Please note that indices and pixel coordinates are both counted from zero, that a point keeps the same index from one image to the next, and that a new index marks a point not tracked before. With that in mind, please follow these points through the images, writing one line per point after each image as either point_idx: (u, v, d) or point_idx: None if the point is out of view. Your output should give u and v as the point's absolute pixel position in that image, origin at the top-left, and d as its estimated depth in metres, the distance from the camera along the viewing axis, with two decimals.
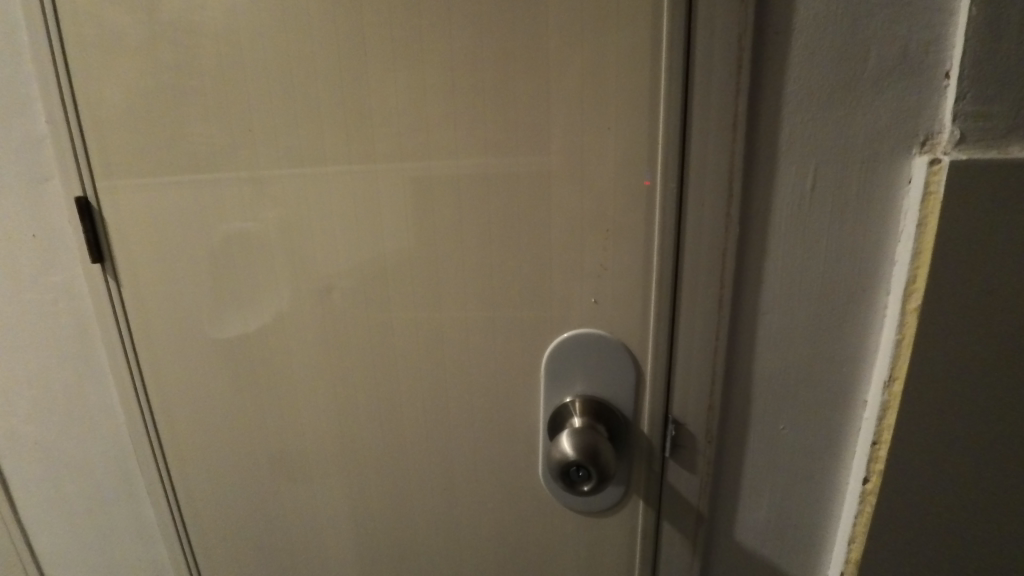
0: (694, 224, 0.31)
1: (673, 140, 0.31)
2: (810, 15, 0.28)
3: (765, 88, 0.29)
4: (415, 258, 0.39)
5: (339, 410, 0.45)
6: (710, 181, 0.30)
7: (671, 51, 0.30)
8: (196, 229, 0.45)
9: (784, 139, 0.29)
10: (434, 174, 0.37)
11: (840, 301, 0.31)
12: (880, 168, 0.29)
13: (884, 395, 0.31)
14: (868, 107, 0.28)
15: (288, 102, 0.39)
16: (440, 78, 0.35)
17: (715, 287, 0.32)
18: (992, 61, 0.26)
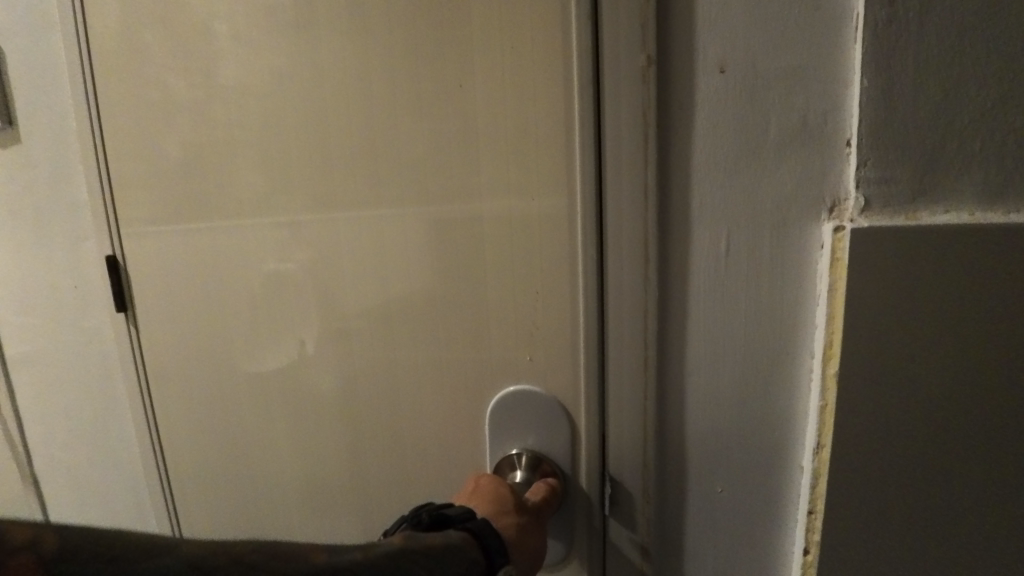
0: (614, 287, 0.33)
1: (591, 208, 0.33)
2: (710, 91, 0.29)
3: (673, 159, 0.30)
4: (374, 312, 0.42)
5: (312, 452, 0.48)
6: (627, 246, 0.32)
7: (583, 127, 0.32)
8: (194, 282, 0.50)
9: (695, 206, 0.30)
10: (387, 236, 0.40)
11: (764, 365, 0.31)
12: (792, 233, 0.29)
13: (814, 461, 0.30)
14: (773, 175, 0.29)
15: (269, 173, 0.44)
16: (390, 151, 0.39)
17: (639, 346, 0.33)
18: (891, 127, 0.26)
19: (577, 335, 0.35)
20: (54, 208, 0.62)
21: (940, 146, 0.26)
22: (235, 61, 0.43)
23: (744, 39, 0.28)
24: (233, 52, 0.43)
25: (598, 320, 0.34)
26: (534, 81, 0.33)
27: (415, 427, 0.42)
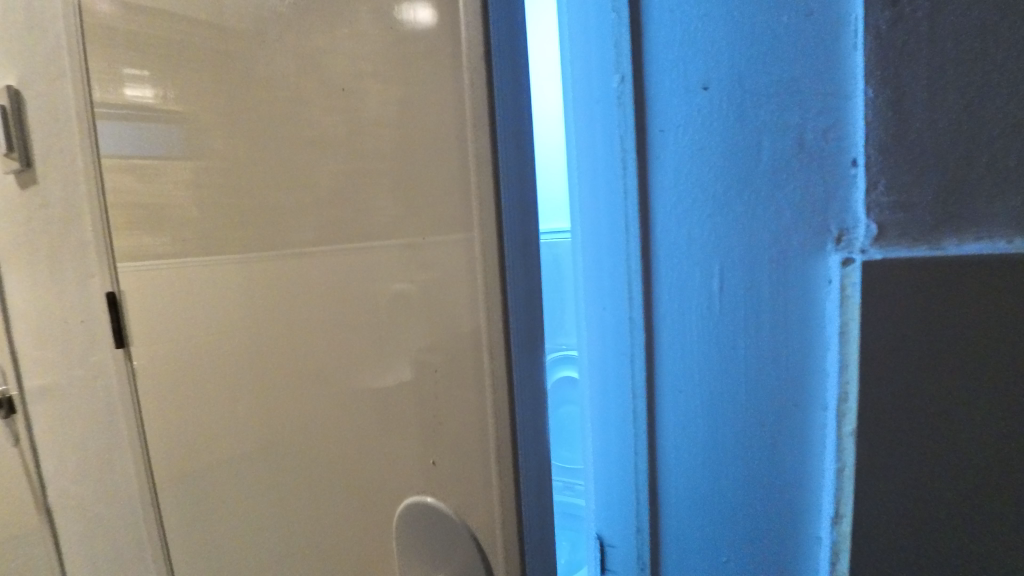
0: (598, 328, 0.31)
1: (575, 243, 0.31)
2: (691, 112, 0.26)
3: (654, 188, 0.28)
4: (289, 388, 0.37)
5: (255, 517, 0.42)
6: (608, 284, 0.30)
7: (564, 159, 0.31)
8: (160, 323, 0.48)
9: (681, 239, 0.27)
10: (297, 305, 0.35)
11: (769, 420, 0.27)
12: (794, 267, 0.25)
13: (835, 532, 0.25)
14: (768, 201, 0.25)
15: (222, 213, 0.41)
16: (296, 207, 0.34)
17: (626, 392, 0.30)
18: (903, 143, 0.22)
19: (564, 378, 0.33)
20: (67, 245, 0.64)
21: (964, 161, 0.21)
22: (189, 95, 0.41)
23: (727, 50, 0.25)
24: (182, 83, 0.41)
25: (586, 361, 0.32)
26: (441, 110, 0.27)
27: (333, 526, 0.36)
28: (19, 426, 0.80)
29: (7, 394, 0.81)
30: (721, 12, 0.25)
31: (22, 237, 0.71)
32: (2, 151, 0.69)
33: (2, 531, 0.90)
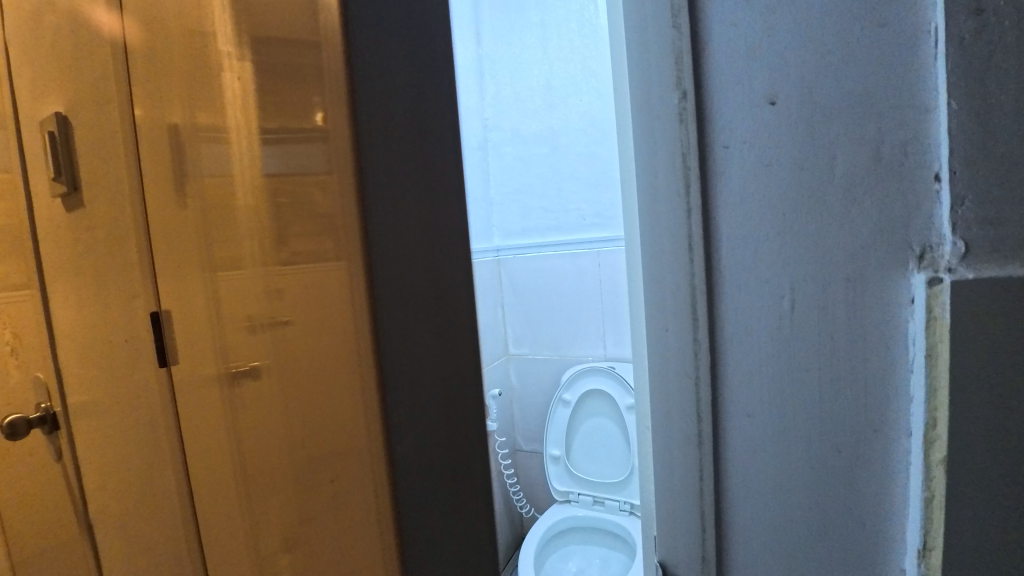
0: (659, 350, 0.29)
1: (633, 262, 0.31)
2: (757, 125, 0.25)
3: (719, 204, 0.27)
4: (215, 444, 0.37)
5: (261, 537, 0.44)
6: (670, 304, 0.28)
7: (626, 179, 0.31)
8: None
9: (749, 256, 0.26)
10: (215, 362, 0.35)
11: (847, 446, 0.25)
12: (871, 286, 0.24)
13: (921, 564, 0.24)
14: (841, 217, 0.24)
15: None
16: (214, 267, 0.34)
17: (688, 420, 0.29)
18: (991, 154, 0.20)
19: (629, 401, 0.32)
20: (110, 266, 0.65)
21: None
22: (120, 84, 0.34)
23: (795, 61, 0.24)
24: None
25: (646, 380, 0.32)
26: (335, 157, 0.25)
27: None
28: (63, 442, 0.82)
29: (52, 411, 0.83)
30: (789, 21, 0.24)
31: (67, 258, 0.73)
32: (49, 176, 0.71)
33: (44, 545, 0.92)
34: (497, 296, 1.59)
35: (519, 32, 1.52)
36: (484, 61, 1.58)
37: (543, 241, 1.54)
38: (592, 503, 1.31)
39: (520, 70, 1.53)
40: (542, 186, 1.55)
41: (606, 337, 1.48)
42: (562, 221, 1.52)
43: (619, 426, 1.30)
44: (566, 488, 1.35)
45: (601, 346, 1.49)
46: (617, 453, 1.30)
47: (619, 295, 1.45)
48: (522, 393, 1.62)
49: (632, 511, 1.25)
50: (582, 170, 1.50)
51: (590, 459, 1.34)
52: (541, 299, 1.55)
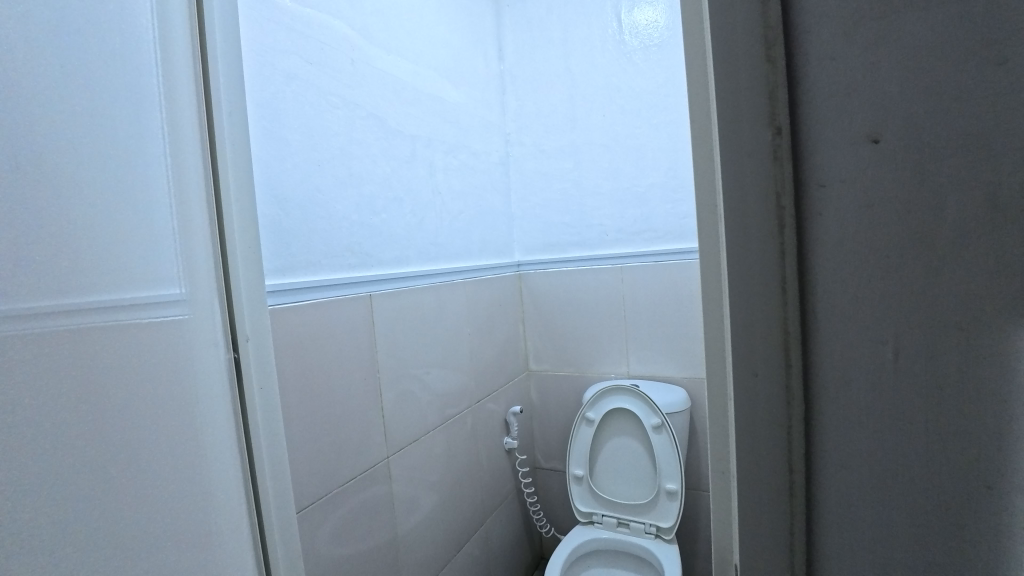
0: (745, 396, 0.27)
1: (713, 306, 0.29)
2: (861, 164, 0.24)
3: (817, 245, 0.25)
4: None
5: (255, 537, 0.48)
6: (759, 348, 0.26)
7: (703, 219, 0.29)
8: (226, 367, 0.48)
9: (850, 300, 0.25)
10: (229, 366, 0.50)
11: (955, 508, 0.23)
12: (983, 334, 0.23)
13: None
14: (952, 261, 0.23)
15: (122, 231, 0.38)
16: None
17: (781, 479, 0.26)
18: None
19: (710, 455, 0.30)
20: None
21: None
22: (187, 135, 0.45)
23: (902, 98, 0.23)
24: None
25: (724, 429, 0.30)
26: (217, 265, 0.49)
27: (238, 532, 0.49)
28: None
29: None
30: (898, 58, 0.23)
31: None
32: None
33: None
34: (517, 312, 1.58)
35: (542, 48, 1.53)
36: (505, 77, 1.59)
37: (564, 257, 1.54)
38: (616, 525, 1.29)
39: (543, 87, 1.54)
40: (564, 202, 1.54)
41: (629, 354, 1.46)
42: (584, 238, 1.52)
43: (644, 447, 1.29)
44: (589, 509, 1.33)
45: (623, 363, 1.47)
46: (642, 474, 1.28)
47: (642, 312, 1.43)
48: (542, 409, 1.60)
49: (657, 535, 1.23)
50: (605, 188, 1.49)
51: (614, 480, 1.32)
52: (562, 314, 1.54)
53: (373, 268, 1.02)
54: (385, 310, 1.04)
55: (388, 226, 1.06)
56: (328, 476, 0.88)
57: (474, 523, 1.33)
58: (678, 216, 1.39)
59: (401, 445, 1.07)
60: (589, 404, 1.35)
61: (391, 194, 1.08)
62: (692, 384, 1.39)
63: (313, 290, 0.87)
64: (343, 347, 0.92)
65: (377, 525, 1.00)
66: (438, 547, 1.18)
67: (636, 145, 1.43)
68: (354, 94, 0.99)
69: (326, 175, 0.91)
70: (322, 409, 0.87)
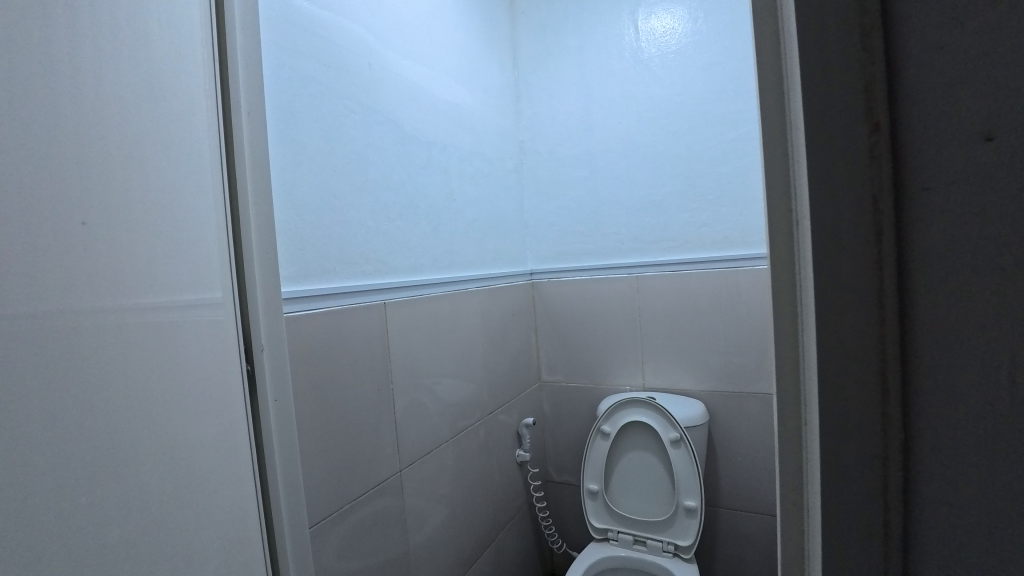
0: (830, 422, 0.23)
1: (789, 327, 0.26)
2: (972, 131, 0.18)
3: (922, 242, 0.20)
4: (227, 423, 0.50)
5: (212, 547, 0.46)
6: (848, 366, 0.22)
7: (774, 229, 0.26)
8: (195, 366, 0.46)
9: (961, 313, 0.19)
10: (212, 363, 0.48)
11: None
12: None
13: None
14: None
15: (161, 247, 0.43)
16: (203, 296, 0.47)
17: (873, 552, 0.21)
18: None
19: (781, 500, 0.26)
20: None
21: None
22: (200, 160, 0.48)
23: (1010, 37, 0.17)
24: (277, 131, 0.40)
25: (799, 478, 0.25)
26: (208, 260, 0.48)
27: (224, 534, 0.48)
28: None
29: None
30: None
31: None
32: None
33: None
34: (531, 322, 1.56)
35: (558, 55, 1.52)
36: (520, 85, 1.58)
37: (579, 265, 1.51)
38: (633, 542, 1.25)
39: (557, 94, 1.53)
40: (579, 210, 1.52)
41: (645, 365, 1.43)
42: (599, 246, 1.50)
43: (662, 461, 1.25)
44: (605, 525, 1.29)
45: (639, 374, 1.44)
46: (660, 490, 1.25)
47: (659, 323, 1.40)
48: (554, 421, 1.57)
49: (676, 553, 1.19)
50: (620, 195, 1.46)
51: (631, 495, 1.28)
52: (576, 324, 1.52)
53: (387, 276, 1.00)
54: (400, 319, 1.02)
55: (403, 233, 1.04)
56: (341, 489, 0.85)
57: (486, 538, 1.29)
58: (696, 225, 1.37)
59: (414, 457, 1.05)
60: (605, 416, 1.32)
61: (407, 200, 1.06)
62: (711, 397, 1.36)
63: (327, 297, 0.84)
64: (358, 357, 0.90)
65: (390, 540, 0.97)
66: (450, 563, 1.15)
67: (653, 153, 1.41)
68: (370, 99, 0.97)
69: (342, 181, 0.89)
70: (336, 420, 0.84)
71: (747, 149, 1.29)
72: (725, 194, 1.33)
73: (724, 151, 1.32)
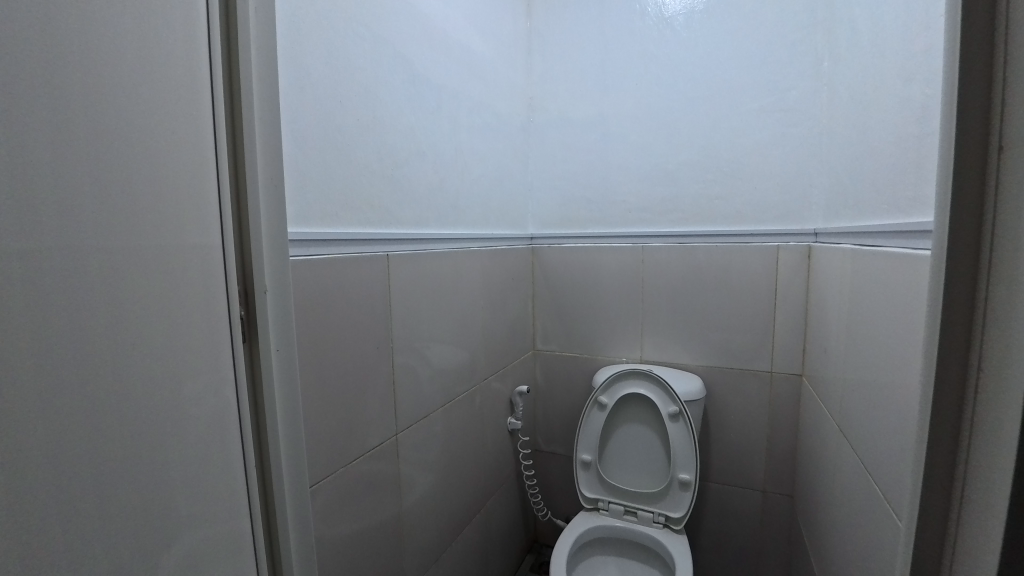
0: (998, 349, 0.24)
1: (965, 299, 0.25)
2: None
3: None
4: (196, 372, 0.43)
5: (166, 512, 0.40)
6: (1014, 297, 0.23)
7: (965, 194, 0.25)
8: (150, 300, 0.38)
9: None
10: (183, 298, 0.41)
11: None
12: None
13: None
14: None
15: (132, 183, 0.37)
16: (167, 220, 0.40)
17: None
18: None
19: (930, 463, 0.27)
20: None
21: None
22: (191, 84, 0.42)
23: None
24: None
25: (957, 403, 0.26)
26: (177, 178, 0.41)
27: (191, 499, 0.42)
28: None
29: None
30: None
31: None
32: None
33: None
34: (529, 288, 1.51)
35: (576, 6, 1.42)
36: (533, 37, 1.49)
37: (582, 233, 1.46)
38: (623, 513, 1.24)
39: (571, 50, 1.44)
40: (586, 175, 1.46)
41: (644, 338, 1.40)
42: (604, 214, 1.44)
43: (658, 435, 1.24)
44: (594, 495, 1.28)
45: (638, 348, 1.41)
46: (654, 463, 1.24)
47: (662, 296, 1.37)
48: (547, 389, 1.54)
49: (666, 524, 1.20)
50: (630, 161, 1.40)
51: (623, 467, 1.27)
52: (576, 293, 1.47)
53: (391, 228, 0.92)
54: (403, 275, 0.95)
55: (408, 182, 0.96)
56: (338, 452, 0.81)
57: (475, 505, 1.27)
58: (707, 198, 1.32)
59: (410, 421, 1.00)
60: (602, 387, 1.29)
61: (413, 146, 0.97)
62: (707, 373, 1.35)
63: (330, 246, 0.77)
64: (359, 312, 0.83)
65: (383, 506, 0.93)
66: (441, 529, 1.13)
67: (670, 119, 1.34)
68: (381, 29, 0.87)
69: (348, 118, 0.80)
70: (332, 378, 0.78)
71: (769, 120, 1.24)
72: (741, 167, 1.28)
73: (744, 122, 1.27)
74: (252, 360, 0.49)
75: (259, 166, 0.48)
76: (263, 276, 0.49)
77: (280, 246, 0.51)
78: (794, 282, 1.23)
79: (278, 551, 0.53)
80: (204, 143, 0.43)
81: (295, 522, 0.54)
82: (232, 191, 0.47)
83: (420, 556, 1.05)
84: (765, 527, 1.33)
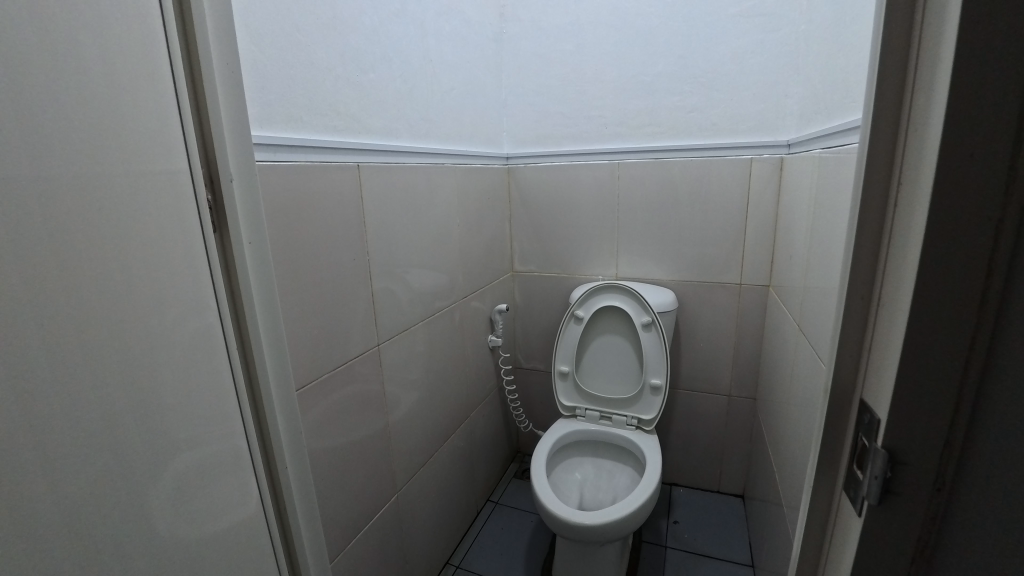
0: (910, 149, 0.29)
1: (885, 150, 0.31)
2: None
3: None
4: (170, 260, 0.44)
5: (150, 392, 0.42)
6: (921, 101, 0.28)
7: (892, 56, 0.29)
8: (111, 185, 0.38)
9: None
10: (144, 186, 0.41)
11: None
12: None
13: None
14: None
15: (75, 62, 0.36)
16: (117, 105, 0.39)
17: (968, 325, 0.29)
18: None
19: (850, 291, 0.34)
20: None
21: None
22: None
23: None
24: None
25: (882, 203, 0.31)
26: (126, 58, 0.39)
27: (176, 381, 0.45)
28: None
29: None
30: None
31: None
32: None
33: None
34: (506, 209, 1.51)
35: None
36: None
37: (558, 150, 1.44)
38: (599, 418, 1.33)
39: None
40: (561, 89, 1.42)
41: (620, 255, 1.43)
42: (580, 130, 1.42)
43: (631, 344, 1.30)
44: (572, 403, 1.36)
45: (613, 265, 1.45)
46: (628, 371, 1.31)
47: (637, 213, 1.38)
48: (525, 308, 1.59)
49: (638, 426, 1.29)
50: (607, 73, 1.36)
51: (599, 376, 1.34)
52: (552, 212, 1.47)
53: (359, 137, 0.90)
54: (374, 187, 0.93)
55: (375, 88, 0.93)
56: (321, 358, 0.83)
57: (459, 417, 1.34)
58: (684, 110, 1.31)
59: (393, 333, 1.03)
60: (578, 302, 1.33)
61: (378, 50, 0.93)
62: (680, 287, 1.39)
63: (298, 151, 0.75)
64: (334, 223, 0.83)
65: (370, 414, 0.97)
66: (428, 437, 1.19)
67: (646, 27, 1.30)
68: None
69: (306, 14, 0.76)
70: (310, 287, 0.79)
71: (745, 26, 1.21)
72: (717, 76, 1.26)
73: (722, 29, 1.23)
74: (225, 252, 0.50)
75: (213, 47, 0.46)
76: (227, 165, 0.48)
77: (241, 134, 0.50)
78: (765, 194, 1.25)
79: (268, 435, 0.56)
80: (151, 20, 0.41)
81: (284, 407, 0.58)
82: (187, 74, 0.45)
83: (409, 460, 1.12)
84: (729, 426, 1.44)
